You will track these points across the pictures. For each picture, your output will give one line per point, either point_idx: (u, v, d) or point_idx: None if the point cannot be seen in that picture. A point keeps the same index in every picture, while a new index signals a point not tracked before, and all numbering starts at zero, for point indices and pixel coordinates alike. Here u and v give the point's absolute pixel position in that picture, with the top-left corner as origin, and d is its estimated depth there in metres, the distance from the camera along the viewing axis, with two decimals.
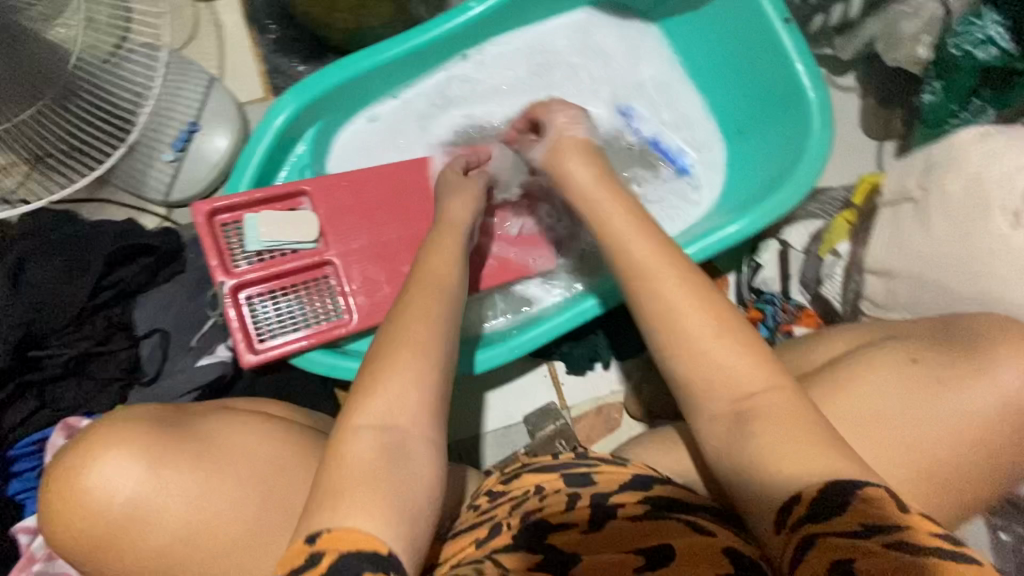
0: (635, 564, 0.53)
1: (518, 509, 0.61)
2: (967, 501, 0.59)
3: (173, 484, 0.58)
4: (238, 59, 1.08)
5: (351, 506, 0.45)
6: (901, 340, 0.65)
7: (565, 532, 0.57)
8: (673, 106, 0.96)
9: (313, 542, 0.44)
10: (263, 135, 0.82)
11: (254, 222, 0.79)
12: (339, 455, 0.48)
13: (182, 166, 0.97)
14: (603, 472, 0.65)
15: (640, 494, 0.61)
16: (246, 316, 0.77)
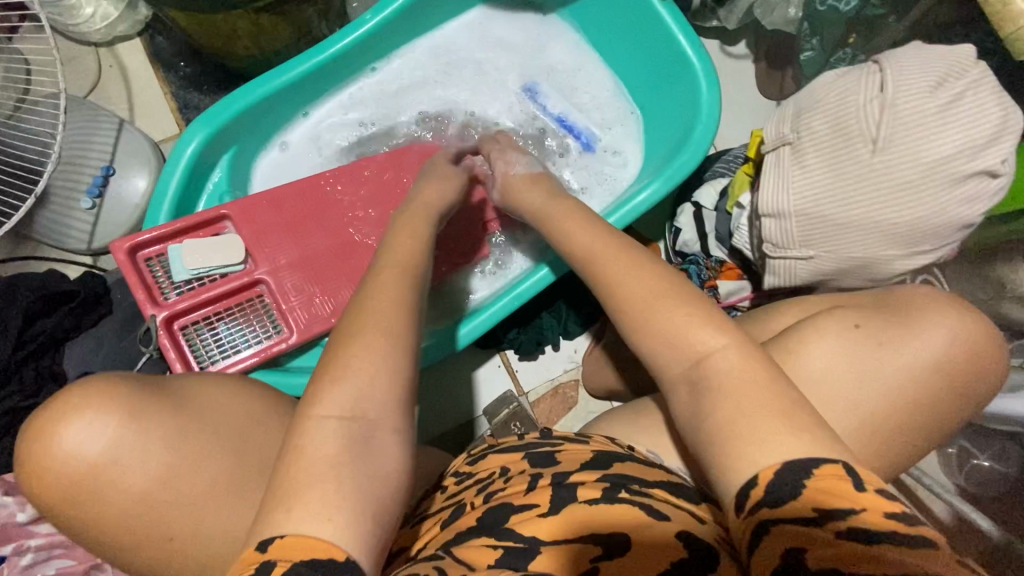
0: (593, 555, 0.52)
1: (483, 491, 0.62)
2: (897, 426, 0.64)
3: (144, 446, 0.55)
4: (148, 99, 1.08)
5: (304, 512, 0.43)
6: (850, 308, 0.69)
7: (528, 516, 0.56)
8: (578, 89, 1.00)
9: (265, 549, 0.42)
10: (174, 167, 0.82)
11: (179, 252, 0.78)
12: (298, 450, 0.46)
13: (101, 213, 0.97)
14: (565, 450, 0.65)
15: (600, 472, 0.60)
16: (184, 346, 0.77)
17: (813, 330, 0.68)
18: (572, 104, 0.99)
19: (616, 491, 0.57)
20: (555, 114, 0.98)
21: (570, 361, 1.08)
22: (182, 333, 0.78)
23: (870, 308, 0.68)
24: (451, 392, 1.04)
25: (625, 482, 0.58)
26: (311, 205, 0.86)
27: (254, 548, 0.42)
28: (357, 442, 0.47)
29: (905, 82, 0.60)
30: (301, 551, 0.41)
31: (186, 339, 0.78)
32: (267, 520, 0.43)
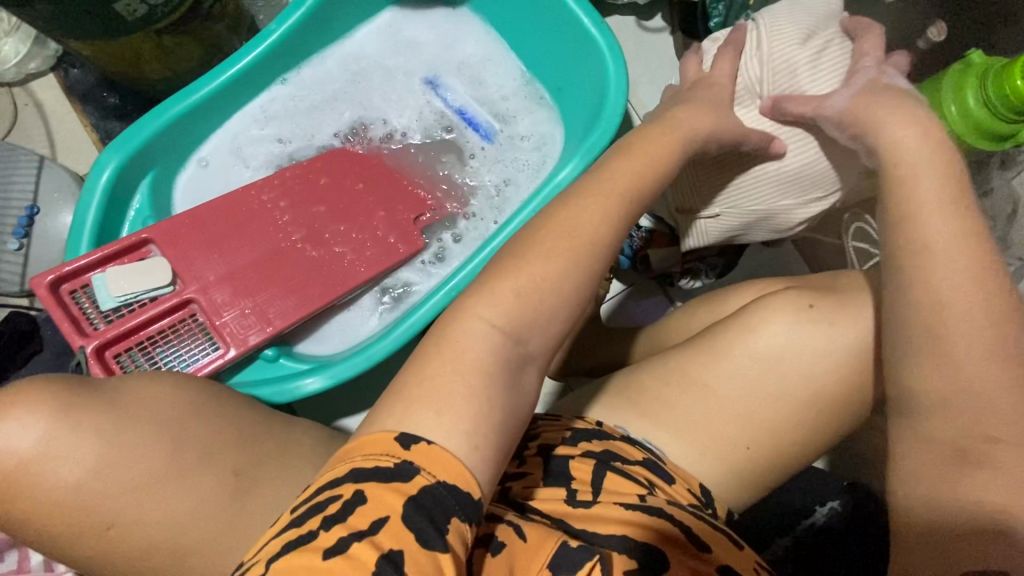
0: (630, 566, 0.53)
1: None
2: (831, 375, 0.65)
3: (78, 441, 0.50)
4: (69, 135, 1.07)
5: (424, 421, 0.43)
6: (798, 287, 0.70)
7: (539, 499, 0.60)
8: (494, 78, 1.01)
9: (407, 445, 0.42)
10: (91, 196, 0.82)
11: (102, 281, 0.78)
12: (455, 342, 0.47)
13: (30, 252, 0.97)
14: (546, 429, 0.68)
15: (582, 450, 0.65)
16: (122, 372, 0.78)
17: (758, 307, 0.69)
18: (483, 97, 1.01)
19: (604, 470, 0.62)
20: (454, 107, 1.01)
21: None
22: (116, 360, 0.78)
23: (820, 288, 0.69)
24: None
25: (611, 460, 0.63)
26: (235, 220, 0.86)
27: (391, 438, 0.42)
28: (512, 371, 0.47)
29: (779, 29, 0.67)
30: (439, 469, 0.42)
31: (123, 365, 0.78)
32: (405, 415, 0.43)
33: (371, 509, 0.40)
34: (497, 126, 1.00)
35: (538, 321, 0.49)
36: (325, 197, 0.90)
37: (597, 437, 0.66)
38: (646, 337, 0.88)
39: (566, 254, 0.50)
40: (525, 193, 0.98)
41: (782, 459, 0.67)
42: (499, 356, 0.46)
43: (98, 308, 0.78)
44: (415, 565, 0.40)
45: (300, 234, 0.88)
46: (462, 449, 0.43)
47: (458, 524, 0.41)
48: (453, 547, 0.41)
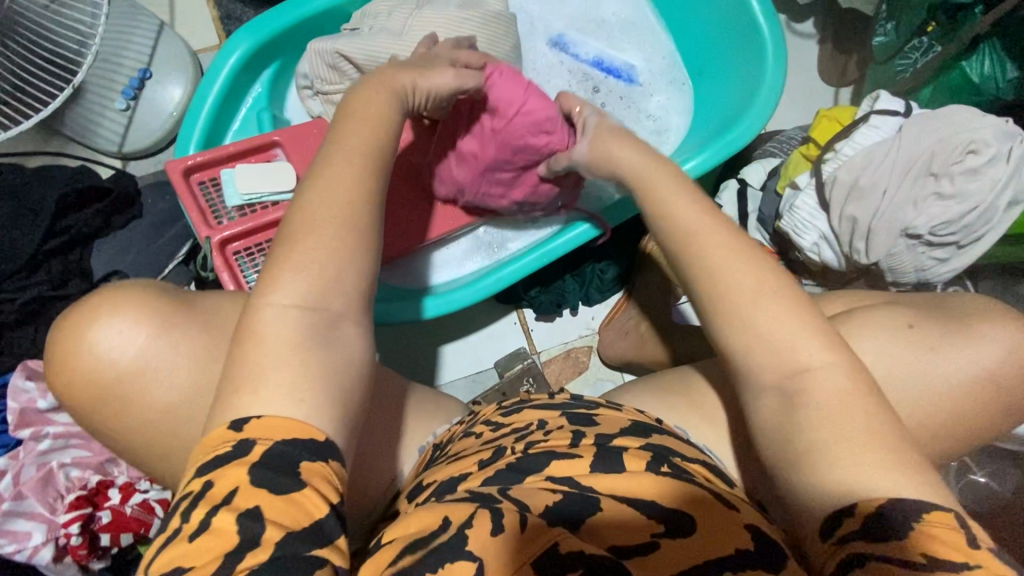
0: (655, 531, 0.48)
1: (523, 438, 0.59)
2: (947, 438, 0.60)
3: (167, 359, 0.49)
4: (190, 5, 1.04)
5: (270, 390, 0.42)
6: (898, 306, 0.64)
7: (581, 475, 0.52)
8: (635, 48, 0.97)
9: (240, 429, 0.40)
10: (217, 73, 0.80)
11: (232, 178, 0.76)
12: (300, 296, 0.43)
13: (135, 116, 0.95)
14: (603, 415, 0.63)
15: (641, 440, 0.58)
16: (237, 270, 0.75)
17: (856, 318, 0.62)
18: (620, 62, 0.96)
19: (660, 462, 0.54)
20: (590, 60, 0.96)
21: (586, 328, 1.07)
22: (236, 258, 0.75)
23: (923, 309, 0.63)
24: (489, 328, 1.04)
25: (669, 455, 0.56)
26: None
27: (223, 429, 0.41)
28: None
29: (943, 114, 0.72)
30: (279, 432, 0.40)
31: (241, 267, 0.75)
32: (224, 406, 0.42)
33: (224, 481, 0.39)
34: (624, 95, 0.96)
35: (338, 285, 0.46)
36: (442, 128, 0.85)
37: (655, 432, 0.61)
38: None
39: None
40: None
41: None
42: (305, 327, 0.44)
43: (225, 205, 0.76)
44: (272, 511, 0.38)
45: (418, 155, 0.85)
46: (298, 409, 0.42)
47: (311, 466, 0.40)
48: (317, 485, 0.40)
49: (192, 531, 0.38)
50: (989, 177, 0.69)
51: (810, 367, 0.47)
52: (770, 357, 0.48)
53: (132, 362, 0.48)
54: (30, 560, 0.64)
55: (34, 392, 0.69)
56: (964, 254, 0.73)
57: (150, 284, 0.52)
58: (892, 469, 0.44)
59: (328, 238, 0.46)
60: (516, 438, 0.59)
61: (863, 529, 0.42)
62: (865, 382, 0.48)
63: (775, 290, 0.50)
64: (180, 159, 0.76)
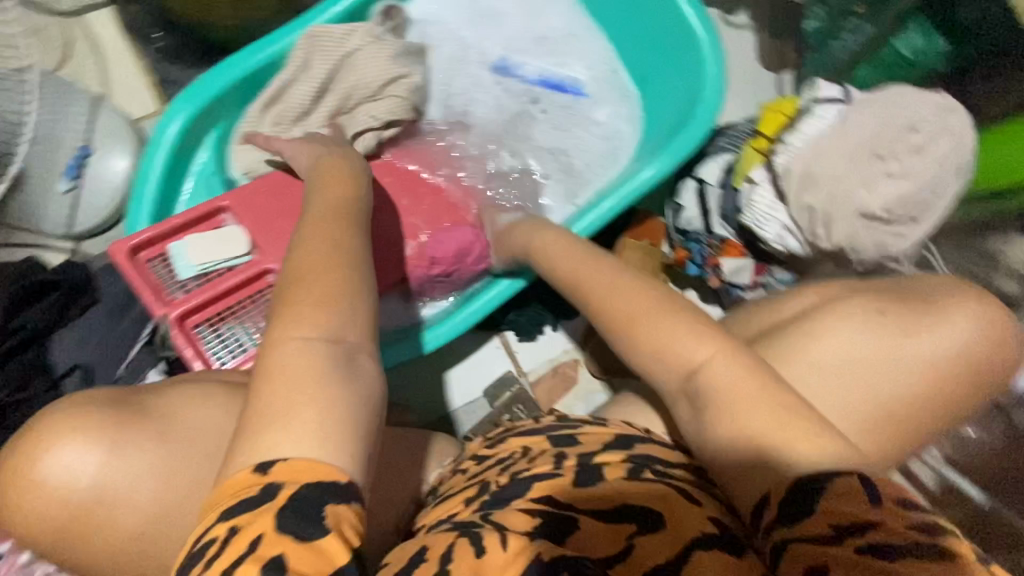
0: (629, 532, 0.47)
1: (507, 469, 0.58)
2: (934, 418, 0.61)
3: (131, 470, 0.49)
4: (124, 74, 1.02)
5: (275, 439, 0.40)
6: (865, 293, 0.65)
7: (562, 492, 0.51)
8: (577, 62, 0.97)
9: (265, 471, 0.39)
10: (158, 145, 0.78)
11: (182, 249, 0.74)
12: (270, 370, 0.43)
13: (79, 195, 0.92)
14: (587, 432, 0.62)
15: (624, 454, 0.57)
16: (199, 343, 0.73)
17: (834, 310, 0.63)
18: (566, 77, 0.97)
19: (642, 470, 0.54)
20: (535, 79, 0.97)
21: (570, 342, 1.07)
22: (196, 331, 0.74)
23: (889, 294, 0.65)
24: (472, 358, 1.03)
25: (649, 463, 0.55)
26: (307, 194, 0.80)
27: (248, 472, 0.39)
28: (342, 364, 0.44)
29: (885, 96, 0.74)
30: (303, 474, 0.39)
31: (201, 338, 0.74)
32: (230, 462, 0.41)
33: (247, 530, 0.38)
34: (572, 110, 0.97)
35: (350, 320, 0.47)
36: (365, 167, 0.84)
37: (639, 442, 0.60)
38: None
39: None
40: (597, 185, 0.94)
41: None
42: (318, 366, 0.43)
43: (176, 278, 0.74)
44: (298, 559, 0.38)
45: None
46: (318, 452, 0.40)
47: (335, 512, 0.39)
48: (338, 530, 0.39)
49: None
50: (929, 152, 0.71)
51: (707, 363, 0.50)
52: (663, 365, 0.53)
53: (88, 490, 0.48)
54: None
55: None
56: (923, 228, 0.74)
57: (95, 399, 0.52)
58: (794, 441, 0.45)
59: (292, 319, 0.45)
60: (500, 468, 0.59)
61: (789, 528, 0.42)
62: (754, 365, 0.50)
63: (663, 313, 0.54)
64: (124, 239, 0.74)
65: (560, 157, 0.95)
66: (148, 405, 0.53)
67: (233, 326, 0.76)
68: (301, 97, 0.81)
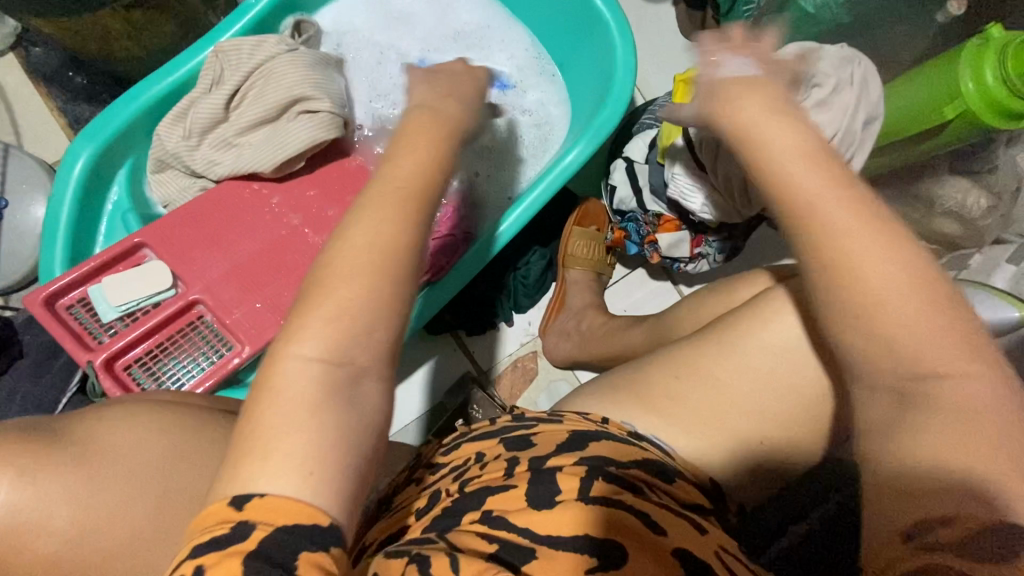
0: (588, 567, 0.47)
1: (460, 479, 0.59)
2: None
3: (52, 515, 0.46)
4: (35, 120, 0.99)
5: (254, 469, 0.38)
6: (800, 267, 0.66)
7: (513, 511, 0.52)
8: (495, 53, 0.96)
9: (241, 508, 0.37)
10: (65, 187, 0.76)
11: (100, 293, 0.73)
12: (271, 382, 0.41)
13: (1, 248, 0.90)
14: (541, 433, 0.61)
15: (576, 455, 0.56)
16: (132, 384, 0.72)
17: None
18: (488, 72, 0.95)
19: (595, 476, 0.54)
20: None
21: (525, 335, 1.07)
22: (127, 372, 0.73)
23: None
24: (429, 363, 1.03)
25: (603, 466, 0.55)
26: (223, 214, 0.81)
27: (225, 505, 0.37)
28: (340, 394, 0.41)
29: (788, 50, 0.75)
30: (280, 516, 0.37)
31: (135, 378, 0.73)
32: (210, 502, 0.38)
33: (216, 573, 0.35)
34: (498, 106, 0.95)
35: (366, 342, 0.43)
36: (280, 186, 0.84)
37: (592, 439, 0.59)
38: (651, 328, 0.87)
39: (377, 268, 0.44)
40: (528, 175, 0.94)
41: (790, 450, 0.65)
42: (326, 385, 0.41)
43: (100, 322, 0.73)
44: None
45: (297, 216, 0.83)
46: (298, 486, 0.38)
47: (311, 557, 0.36)
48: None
49: None
50: (834, 101, 0.72)
51: (943, 376, 0.40)
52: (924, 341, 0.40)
53: (6, 521, 0.45)
54: None
55: None
56: None
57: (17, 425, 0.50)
58: (954, 437, 0.38)
59: None
60: (454, 476, 0.60)
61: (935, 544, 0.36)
62: (975, 352, 0.40)
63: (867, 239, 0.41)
64: (38, 289, 0.72)
65: (491, 152, 0.94)
66: (71, 429, 0.50)
67: (167, 364, 0.75)
68: (209, 108, 0.79)
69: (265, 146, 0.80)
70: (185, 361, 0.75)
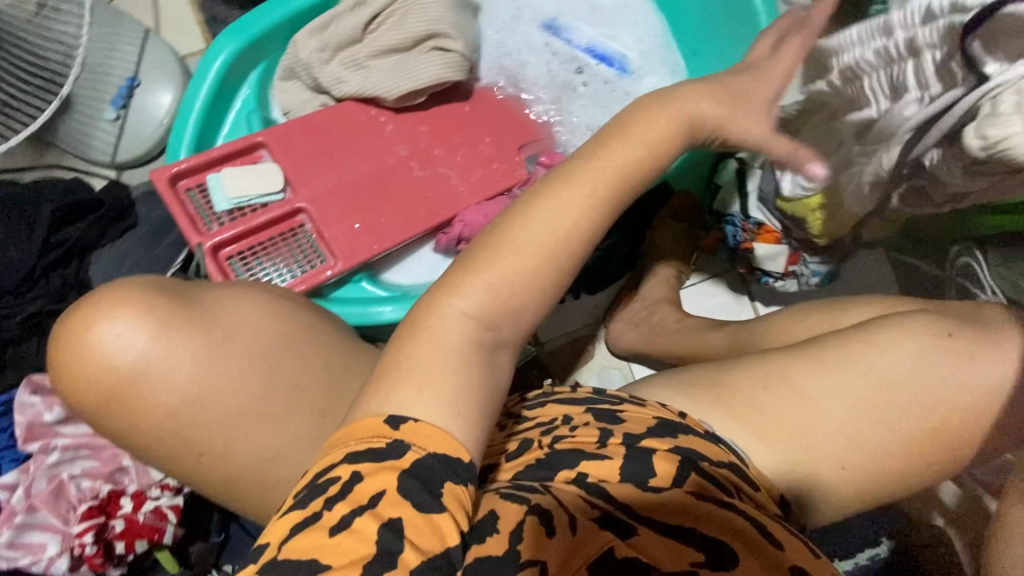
0: (694, 559, 0.47)
1: (549, 433, 0.57)
2: (965, 421, 0.60)
3: (177, 376, 0.49)
4: (174, 11, 1.03)
5: (401, 393, 0.42)
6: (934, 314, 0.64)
7: (611, 481, 0.51)
8: (629, 33, 0.93)
9: (397, 427, 0.41)
10: (204, 78, 0.79)
11: (219, 181, 0.77)
12: (427, 329, 0.44)
13: (125, 125, 0.94)
14: (628, 411, 0.59)
15: (671, 442, 0.55)
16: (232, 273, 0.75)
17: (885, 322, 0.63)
18: (612, 45, 0.93)
19: (689, 469, 0.52)
20: (582, 46, 0.94)
21: (592, 316, 1.06)
22: (228, 262, 0.76)
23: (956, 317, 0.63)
24: None
25: (698, 460, 0.53)
26: (343, 132, 0.83)
27: (381, 422, 0.41)
28: (481, 353, 0.44)
29: None
30: (432, 443, 0.41)
31: (234, 268, 0.76)
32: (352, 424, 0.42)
33: (371, 482, 0.39)
34: (615, 84, 0.92)
35: (525, 311, 0.45)
36: (397, 116, 0.85)
37: (683, 431, 0.57)
38: (734, 334, 0.86)
39: (546, 219, 0.46)
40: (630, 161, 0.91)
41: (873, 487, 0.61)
42: (473, 342, 0.44)
43: (213, 210, 0.76)
44: (411, 526, 0.39)
45: (406, 148, 0.84)
46: (446, 420, 0.42)
47: (453, 489, 0.40)
48: (450, 509, 0.40)
49: (331, 525, 0.39)
50: None
51: None
52: None
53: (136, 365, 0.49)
54: (47, 570, 0.64)
55: (39, 405, 0.68)
56: None
57: (147, 282, 0.52)
58: None
59: None
60: (542, 430, 0.58)
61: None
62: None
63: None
64: (165, 167, 0.76)
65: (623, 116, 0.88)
66: (197, 296, 0.52)
67: (263, 264, 0.77)
68: (349, 27, 0.81)
69: (396, 73, 0.81)
70: (279, 265, 0.78)
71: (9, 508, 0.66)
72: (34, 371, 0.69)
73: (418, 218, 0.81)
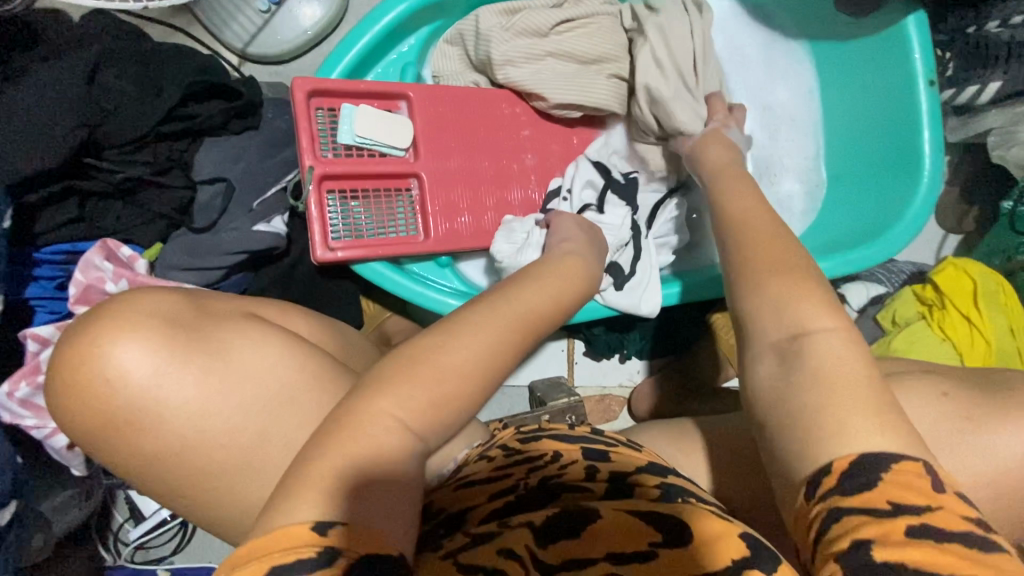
0: (652, 540, 0.42)
1: (537, 469, 0.50)
2: None
3: (192, 378, 0.48)
4: None
5: None
6: None
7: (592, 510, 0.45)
8: (782, 137, 0.91)
9: (324, 532, 0.35)
10: (378, 19, 0.77)
11: (351, 114, 0.74)
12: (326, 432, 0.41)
13: (270, 21, 0.91)
14: (620, 452, 0.53)
15: (657, 477, 0.49)
16: (324, 209, 0.72)
17: None
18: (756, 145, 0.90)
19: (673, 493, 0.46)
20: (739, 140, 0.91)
21: (628, 379, 1.04)
22: (327, 194, 0.73)
23: None
24: (535, 347, 1.01)
25: (681, 492, 0.47)
26: (481, 116, 0.80)
27: (307, 529, 0.35)
28: None
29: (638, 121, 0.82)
30: (366, 544, 0.35)
31: (328, 204, 0.73)
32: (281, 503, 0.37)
33: None
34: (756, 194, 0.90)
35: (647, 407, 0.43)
36: (537, 122, 0.84)
37: (673, 472, 0.51)
38: None
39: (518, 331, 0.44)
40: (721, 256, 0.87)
41: None
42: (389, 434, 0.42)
43: (335, 138, 0.74)
44: None
45: (533, 158, 0.83)
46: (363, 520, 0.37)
47: None
48: None
49: None
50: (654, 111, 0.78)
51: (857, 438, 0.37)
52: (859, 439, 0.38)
53: (162, 363, 0.48)
54: (45, 440, 0.62)
55: (106, 274, 0.66)
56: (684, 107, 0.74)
57: (160, 308, 0.51)
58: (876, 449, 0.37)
59: None
60: (529, 468, 0.50)
61: (840, 484, 0.36)
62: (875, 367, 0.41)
63: (782, 267, 0.45)
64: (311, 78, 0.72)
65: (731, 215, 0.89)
66: (210, 334, 0.51)
67: (357, 210, 0.76)
68: (541, 19, 0.77)
69: (563, 82, 0.78)
70: (369, 223, 0.76)
71: (35, 362, 0.62)
72: (109, 237, 0.67)
73: (490, 217, 0.80)
